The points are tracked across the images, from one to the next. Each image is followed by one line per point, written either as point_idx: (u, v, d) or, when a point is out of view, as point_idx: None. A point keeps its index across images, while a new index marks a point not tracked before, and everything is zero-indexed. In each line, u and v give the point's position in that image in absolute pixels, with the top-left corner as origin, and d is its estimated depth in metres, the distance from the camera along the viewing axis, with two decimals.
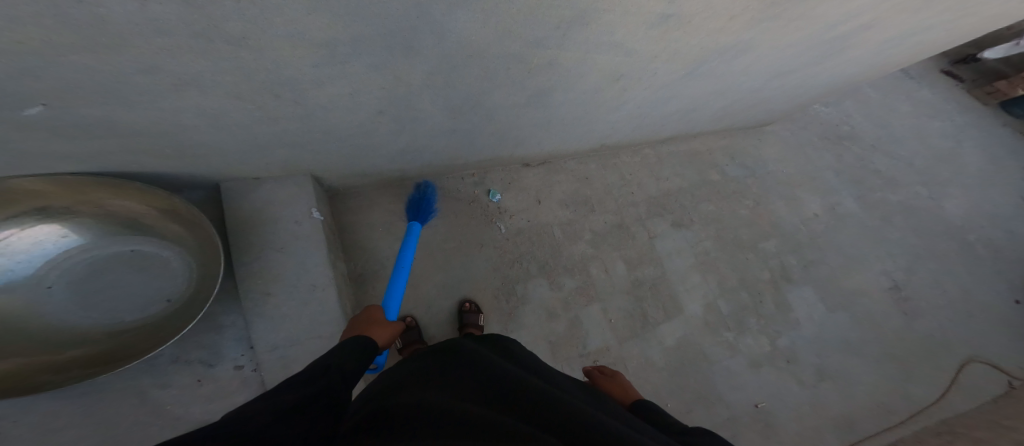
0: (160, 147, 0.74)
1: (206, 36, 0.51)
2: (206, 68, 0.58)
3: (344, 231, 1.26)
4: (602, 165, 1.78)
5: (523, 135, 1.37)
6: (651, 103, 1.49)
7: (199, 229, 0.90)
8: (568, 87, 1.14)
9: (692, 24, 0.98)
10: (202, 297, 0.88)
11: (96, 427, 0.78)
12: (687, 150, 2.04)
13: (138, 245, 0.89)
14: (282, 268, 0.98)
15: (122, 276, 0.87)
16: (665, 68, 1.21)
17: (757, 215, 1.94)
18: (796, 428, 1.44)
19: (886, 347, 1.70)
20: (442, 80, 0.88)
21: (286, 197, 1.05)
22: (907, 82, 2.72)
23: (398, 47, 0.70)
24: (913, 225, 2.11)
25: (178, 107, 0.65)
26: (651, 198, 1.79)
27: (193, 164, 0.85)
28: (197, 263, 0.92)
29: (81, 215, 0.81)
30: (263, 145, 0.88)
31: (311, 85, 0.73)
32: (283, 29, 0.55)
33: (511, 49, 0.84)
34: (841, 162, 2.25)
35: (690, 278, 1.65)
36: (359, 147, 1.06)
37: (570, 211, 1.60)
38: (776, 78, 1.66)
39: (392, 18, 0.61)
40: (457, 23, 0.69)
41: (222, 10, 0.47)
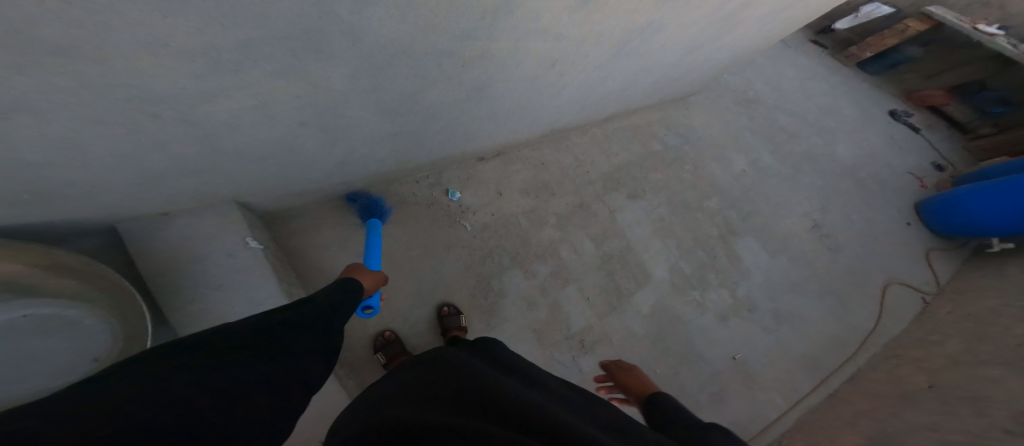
0: (20, 193, 0.64)
1: (19, 50, 0.42)
2: (34, 89, 0.49)
3: (289, 258, 1.18)
4: (554, 149, 1.69)
5: (471, 131, 1.30)
6: (589, 85, 1.44)
7: (104, 278, 0.81)
8: (506, 77, 1.12)
9: (609, 6, 1.01)
10: (138, 345, 0.84)
11: None
12: (631, 123, 1.97)
13: (31, 308, 0.78)
14: (225, 307, 0.94)
15: (26, 344, 0.78)
16: (593, 50, 1.22)
17: (698, 178, 1.95)
18: (772, 372, 1.55)
19: (823, 283, 1.86)
20: (368, 84, 0.86)
21: (211, 230, 0.98)
22: (788, 52, 2.89)
23: (307, 51, 0.67)
24: (818, 170, 2.30)
25: (17, 142, 0.55)
26: (602, 177, 1.71)
27: (66, 210, 0.75)
28: (116, 318, 0.85)
29: None
30: (160, 177, 0.80)
31: (201, 100, 0.66)
32: (135, 35, 0.48)
33: (434, 43, 0.84)
34: (754, 122, 2.36)
35: (652, 245, 1.64)
36: (289, 165, 1.00)
37: (531, 198, 1.52)
38: (690, 54, 1.65)
39: (296, 17, 0.59)
40: (371, 22, 0.68)
41: (24, 12, 0.38)
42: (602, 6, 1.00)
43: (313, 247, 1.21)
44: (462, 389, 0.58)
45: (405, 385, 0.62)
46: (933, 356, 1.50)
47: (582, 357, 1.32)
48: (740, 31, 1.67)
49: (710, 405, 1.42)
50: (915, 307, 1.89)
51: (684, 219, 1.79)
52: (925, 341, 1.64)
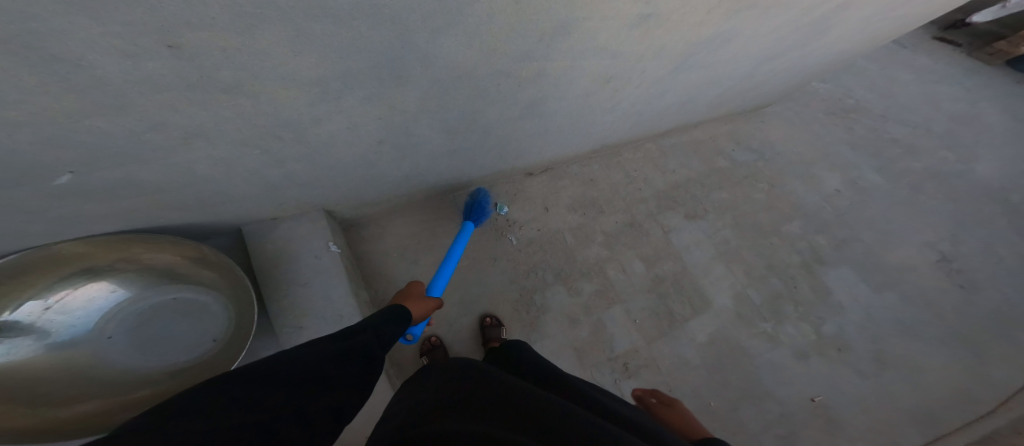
0: (182, 199, 0.85)
1: (199, 86, 0.58)
2: (208, 119, 0.66)
3: (360, 262, 1.31)
4: (606, 166, 1.67)
5: (521, 148, 1.35)
6: (647, 100, 1.40)
7: (225, 271, 0.99)
8: (560, 95, 1.15)
9: (671, 21, 0.99)
10: (240, 330, 0.99)
11: None
12: (692, 138, 1.86)
13: (178, 293, 1.01)
14: (309, 303, 1.08)
15: (172, 321, 1.00)
16: (655, 64, 1.19)
17: (775, 198, 1.77)
18: (865, 422, 1.32)
19: (948, 328, 1.53)
20: (435, 104, 0.95)
21: (303, 234, 1.15)
22: (903, 51, 2.48)
23: (389, 77, 0.77)
24: (945, 192, 1.92)
25: (187, 160, 0.74)
26: (657, 195, 1.64)
27: (211, 212, 0.95)
28: (230, 306, 1.03)
29: (122, 270, 0.93)
30: (275, 186, 0.97)
31: (310, 124, 0.81)
32: (273, 72, 0.62)
33: (493, 66, 0.90)
34: (853, 135, 2.06)
35: (714, 270, 1.52)
36: (363, 179, 1.13)
37: (578, 215, 1.52)
38: (768, 62, 1.52)
39: (379, 52, 0.69)
40: (442, 48, 0.76)
41: (211, 60, 0.54)
42: (666, 20, 0.98)
43: (377, 253, 1.35)
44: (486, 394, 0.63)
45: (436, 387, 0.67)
46: None
47: (626, 381, 1.27)
48: (828, 38, 1.49)
49: None
50: None
51: (753, 243, 1.62)
52: None
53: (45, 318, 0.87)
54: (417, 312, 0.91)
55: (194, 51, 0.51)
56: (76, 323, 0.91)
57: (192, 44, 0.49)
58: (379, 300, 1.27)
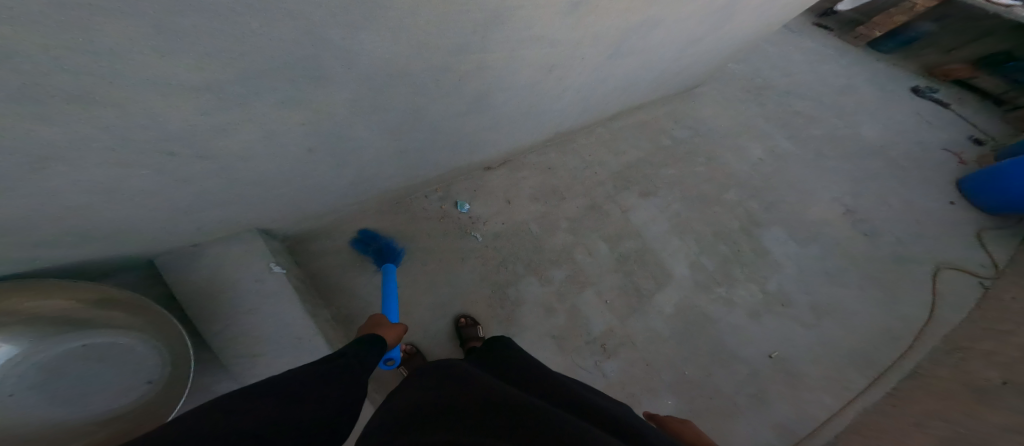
0: (63, 232, 0.69)
1: (28, 98, 0.44)
2: (57, 136, 0.52)
3: (314, 279, 1.19)
4: (561, 153, 1.69)
5: (473, 143, 1.31)
6: (589, 88, 1.44)
7: (144, 309, 0.85)
8: (505, 86, 1.13)
9: (600, 8, 1.02)
10: (181, 364, 0.86)
11: None
12: (636, 121, 1.95)
13: (88, 338, 0.85)
14: (259, 330, 0.96)
15: (88, 370, 0.85)
16: (591, 51, 1.22)
17: (713, 170, 1.90)
18: (819, 373, 1.45)
19: (864, 271, 1.75)
20: (368, 105, 0.88)
21: (242, 258, 1.01)
22: (794, 35, 2.83)
23: (306, 78, 0.70)
24: (843, 153, 2.20)
25: (45, 189, 0.59)
26: (611, 176, 1.69)
27: (112, 243, 0.79)
28: (162, 344, 0.88)
29: (3, 324, 0.74)
30: (187, 210, 0.84)
31: (216, 133, 0.70)
32: (137, 76, 0.50)
33: (430, 60, 0.86)
34: (766, 109, 2.30)
35: (670, 243, 1.60)
36: (303, 191, 1.03)
37: (540, 204, 1.51)
38: (691, 46, 1.64)
39: (290, 47, 0.61)
40: (366, 45, 0.70)
41: (28, 63, 0.41)
42: (594, 8, 1.00)
43: (333, 268, 1.23)
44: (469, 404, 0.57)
45: (416, 397, 0.62)
46: (1005, 347, 1.37)
47: (606, 361, 1.28)
48: (736, 22, 1.65)
49: (750, 407, 1.33)
50: (975, 292, 1.73)
51: (702, 213, 1.74)
52: (993, 331, 1.51)
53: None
54: (391, 338, 0.90)
55: (5, 56, 0.38)
56: None
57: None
58: (342, 317, 1.17)
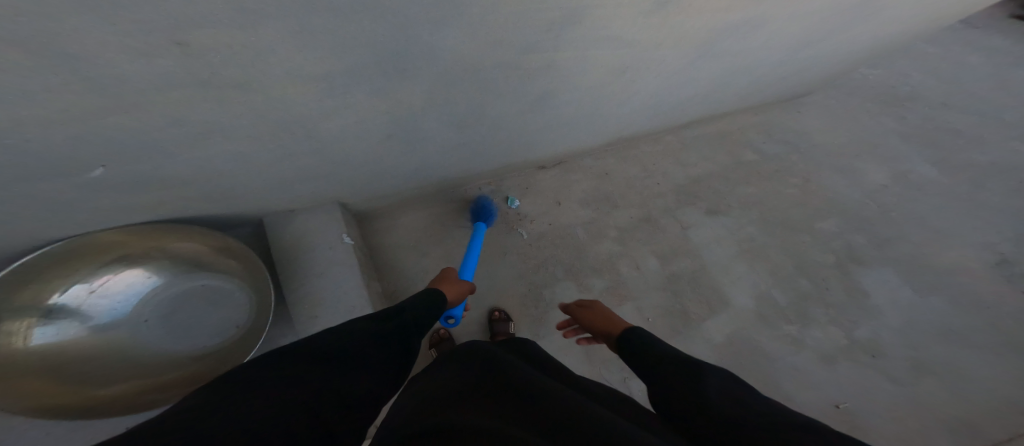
0: (211, 190, 0.89)
1: (208, 83, 0.59)
2: (219, 115, 0.67)
3: (373, 252, 1.33)
4: (622, 159, 1.61)
5: (531, 141, 1.32)
6: (666, 91, 1.33)
7: (249, 263, 1.03)
8: (572, 86, 1.10)
9: (694, 7, 0.93)
10: (263, 317, 1.04)
11: None
12: (715, 132, 1.76)
13: (206, 279, 1.03)
14: (324, 289, 1.10)
15: (198, 308, 1.03)
16: (676, 52, 1.12)
17: (808, 194, 1.65)
18: (898, 430, 1.23)
19: (1007, 337, 1.39)
20: (442, 97, 0.94)
21: (319, 225, 1.18)
22: (968, 32, 2.23)
23: (393, 72, 0.77)
24: (1014, 189, 1.71)
25: (204, 156, 0.76)
26: (674, 189, 1.57)
27: (230, 204, 0.99)
28: (254, 295, 1.06)
29: (154, 258, 0.95)
30: (286, 183, 1.00)
31: (320, 119, 0.82)
32: (279, 68, 0.63)
33: (501, 56, 0.87)
34: (903, 125, 1.89)
35: (734, 269, 1.45)
36: (374, 172, 1.14)
37: (590, 210, 1.48)
38: (807, 48, 1.40)
39: (381, 44, 0.68)
40: (445, 41, 0.74)
41: (218, 56, 0.55)
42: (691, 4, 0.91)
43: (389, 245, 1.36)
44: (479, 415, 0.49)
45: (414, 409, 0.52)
46: None
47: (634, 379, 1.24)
48: (878, 19, 1.36)
49: None
50: None
51: (780, 241, 1.54)
52: None
53: (89, 299, 0.90)
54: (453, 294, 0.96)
55: (202, 49, 0.52)
56: (117, 306, 0.94)
57: (199, 43, 0.51)
58: (390, 291, 1.28)
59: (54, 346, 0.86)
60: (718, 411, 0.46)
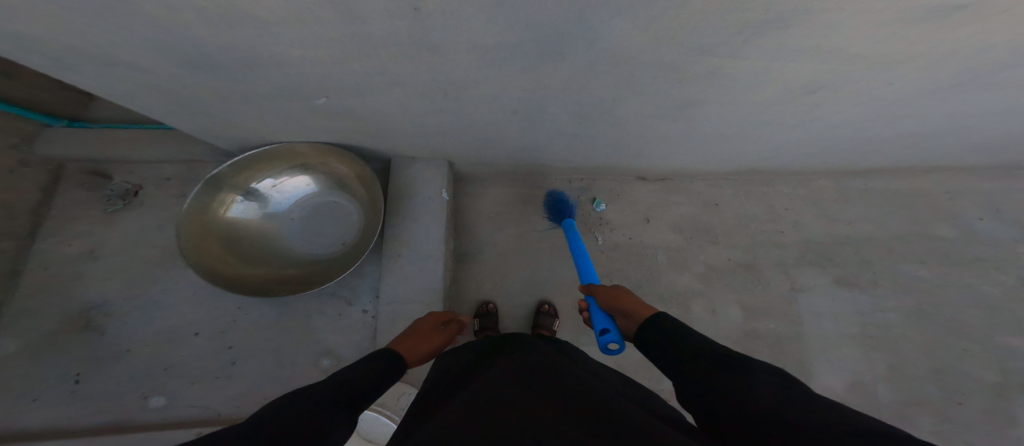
0: (350, 125, 0.87)
1: (417, 44, 0.66)
2: (408, 70, 0.73)
3: (458, 215, 1.15)
4: (741, 192, 1.33)
5: (650, 150, 1.14)
6: (857, 123, 1.01)
7: (367, 186, 0.94)
8: (727, 98, 0.88)
9: (1005, 15, 0.63)
10: (364, 243, 0.96)
11: (269, 334, 1.03)
12: (894, 189, 1.36)
13: (337, 199, 0.97)
14: (411, 235, 1.01)
15: (321, 219, 0.99)
16: (919, 78, 0.81)
17: (1005, 293, 1.21)
18: None
19: None
20: (579, 86, 0.83)
21: (427, 176, 1.04)
22: None
23: (550, 54, 0.71)
24: None
25: (379, 99, 0.80)
26: (802, 246, 1.28)
27: (372, 136, 0.92)
28: (364, 223, 0.98)
29: (315, 171, 0.93)
30: (422, 130, 0.93)
31: (471, 85, 0.79)
32: (464, 36, 0.65)
33: (683, 51, 0.71)
34: None
35: (842, 347, 1.16)
36: (487, 141, 1.01)
37: (683, 238, 1.25)
38: None
39: (558, 24, 0.63)
40: (614, 31, 0.65)
41: (437, 22, 0.61)
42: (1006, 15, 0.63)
43: (470, 209, 1.17)
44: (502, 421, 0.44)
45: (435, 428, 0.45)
46: None
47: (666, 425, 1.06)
48: None
49: None
50: None
51: (928, 345, 1.15)
52: None
53: (268, 191, 0.92)
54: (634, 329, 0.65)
55: (432, 15, 0.59)
56: (282, 202, 0.93)
57: (433, 8, 0.57)
58: (459, 252, 1.12)
59: (233, 221, 0.92)
60: (754, 402, 0.45)
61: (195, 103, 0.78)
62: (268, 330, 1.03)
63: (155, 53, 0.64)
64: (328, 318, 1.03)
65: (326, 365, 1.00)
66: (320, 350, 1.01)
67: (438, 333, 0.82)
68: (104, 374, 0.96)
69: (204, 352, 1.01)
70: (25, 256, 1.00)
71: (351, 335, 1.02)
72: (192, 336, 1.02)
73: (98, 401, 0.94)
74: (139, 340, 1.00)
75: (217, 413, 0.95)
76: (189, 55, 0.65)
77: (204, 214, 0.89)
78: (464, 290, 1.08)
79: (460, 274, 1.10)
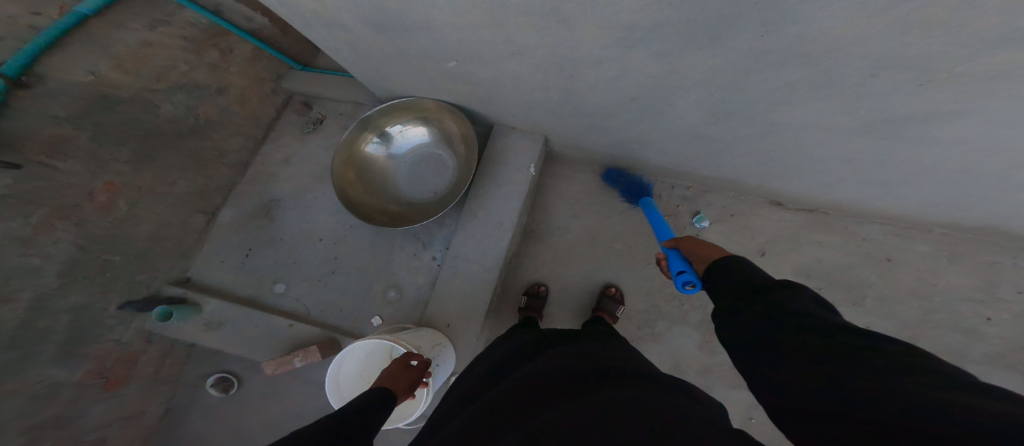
0: (467, 88, 1.01)
1: (549, 15, 0.69)
2: (534, 41, 0.77)
3: (540, 192, 1.17)
4: (945, 254, 0.94)
5: (802, 170, 0.90)
6: None
7: (467, 144, 1.09)
8: (974, 116, 0.61)
9: None
10: (452, 195, 1.10)
11: (361, 255, 1.22)
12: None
13: (440, 152, 1.14)
14: (491, 200, 1.08)
15: (424, 167, 1.15)
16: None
17: None
18: None
19: None
20: (728, 81, 0.71)
21: (521, 148, 1.10)
22: None
23: (702, 37, 0.63)
24: None
25: (500, 67, 0.89)
26: (1013, 344, 0.87)
27: (482, 101, 1.05)
28: (456, 177, 1.12)
29: (431, 125, 1.12)
30: (530, 105, 1.00)
31: (590, 64, 0.79)
32: (601, 10, 0.63)
33: (899, 49, 0.54)
34: None
35: None
36: (592, 126, 1.00)
37: (805, 285, 0.99)
38: None
39: (723, 2, 0.55)
40: (819, 15, 0.52)
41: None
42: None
43: (554, 191, 1.17)
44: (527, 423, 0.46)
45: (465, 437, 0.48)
46: None
47: None
48: None
49: None
50: None
51: None
52: None
53: (397, 135, 1.13)
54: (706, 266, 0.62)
55: None
56: (403, 144, 1.14)
57: None
58: (529, 228, 1.14)
59: (365, 157, 1.13)
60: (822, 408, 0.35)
61: (369, 56, 1.02)
62: (363, 252, 1.23)
63: (352, 9, 0.85)
64: (404, 255, 1.17)
65: (391, 297, 1.15)
66: (392, 278, 1.17)
67: (409, 372, 0.77)
68: (260, 253, 1.30)
69: (318, 256, 1.27)
70: (256, 153, 1.43)
71: (417, 275, 1.15)
72: (316, 241, 1.28)
73: (251, 271, 1.29)
74: (286, 234, 1.32)
75: (307, 311, 1.21)
76: (370, 15, 0.85)
77: (349, 146, 1.09)
78: (522, 263, 1.12)
79: (524, 248, 1.13)
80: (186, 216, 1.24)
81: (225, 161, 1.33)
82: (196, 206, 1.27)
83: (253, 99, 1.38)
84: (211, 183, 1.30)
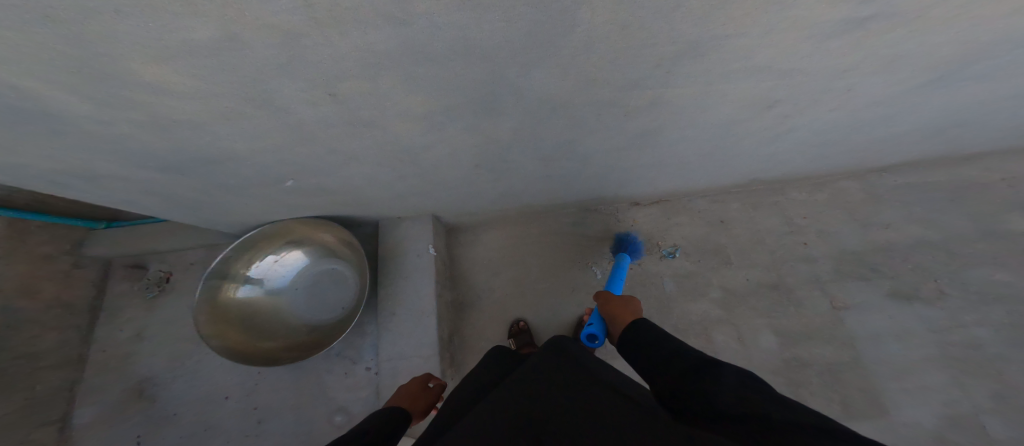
0: (324, 199, 0.95)
1: (351, 123, 0.68)
2: (357, 146, 0.75)
3: (453, 265, 1.17)
4: (750, 204, 1.19)
5: (634, 178, 1.05)
6: (879, 119, 0.88)
7: (354, 248, 1.05)
8: (703, 121, 0.80)
9: None
10: (359, 302, 1.03)
11: (287, 397, 1.09)
12: (955, 181, 1.14)
13: (333, 265, 1.07)
14: (403, 294, 1.03)
15: (320, 286, 1.06)
16: (886, 77, 0.72)
17: None
18: None
19: None
20: (530, 133, 0.79)
21: (413, 234, 1.08)
22: None
23: (484, 110, 0.70)
24: None
25: (345, 175, 0.85)
26: (836, 252, 1.10)
27: (350, 205, 1.00)
28: (358, 284, 1.06)
29: (309, 244, 1.06)
30: (400, 195, 0.96)
31: (421, 149, 0.79)
32: (394, 110, 0.66)
33: (623, 90, 0.68)
34: None
35: (912, 368, 0.95)
36: (463, 194, 1.01)
37: (690, 260, 1.14)
38: None
39: (472, 87, 0.63)
40: (536, 82, 0.63)
41: (356, 103, 0.63)
42: (857, 51, 0.63)
43: (462, 259, 1.17)
44: (513, 434, 0.44)
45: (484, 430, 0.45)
46: None
47: None
48: None
49: None
50: None
51: None
52: None
53: (272, 266, 1.03)
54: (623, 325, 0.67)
55: (349, 99, 0.62)
56: (285, 273, 1.04)
57: (347, 94, 0.61)
58: (454, 303, 1.12)
59: (243, 301, 1.00)
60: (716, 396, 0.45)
61: (199, 202, 0.91)
62: (287, 390, 1.10)
63: (153, 167, 0.76)
64: (335, 377, 1.09)
65: (338, 421, 1.04)
66: (332, 408, 1.06)
67: (427, 393, 0.78)
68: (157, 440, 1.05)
69: (234, 416, 1.08)
70: (91, 341, 1.15)
71: (358, 393, 1.07)
72: (223, 400, 1.10)
73: None
74: (182, 406, 1.10)
75: None
76: (152, 158, 0.72)
77: (216, 296, 0.95)
78: (462, 338, 1.08)
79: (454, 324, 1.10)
80: (20, 439, 0.96)
81: (43, 364, 1.04)
82: (27, 424, 0.98)
83: (50, 280, 1.09)
84: (36, 395, 1.02)
